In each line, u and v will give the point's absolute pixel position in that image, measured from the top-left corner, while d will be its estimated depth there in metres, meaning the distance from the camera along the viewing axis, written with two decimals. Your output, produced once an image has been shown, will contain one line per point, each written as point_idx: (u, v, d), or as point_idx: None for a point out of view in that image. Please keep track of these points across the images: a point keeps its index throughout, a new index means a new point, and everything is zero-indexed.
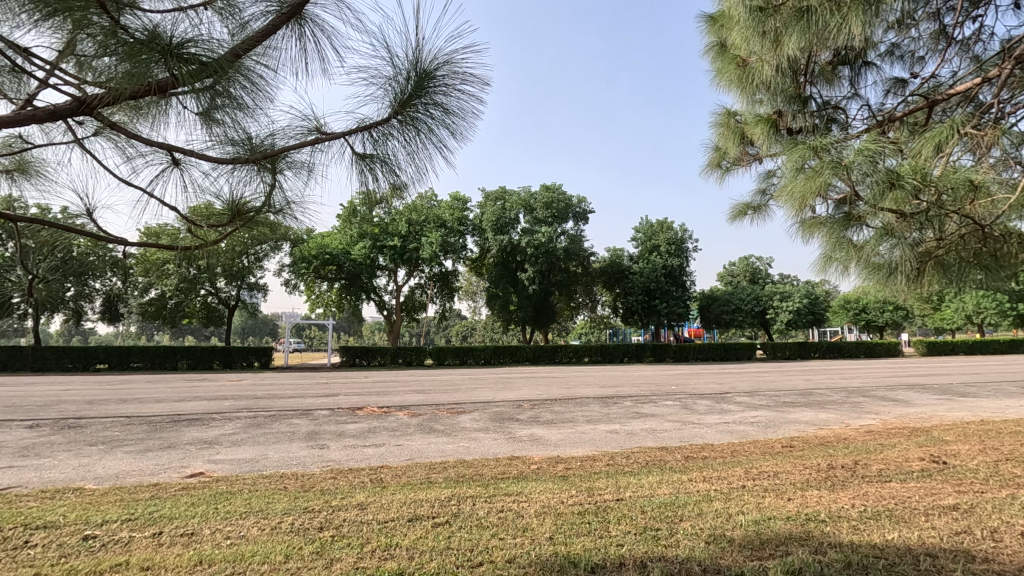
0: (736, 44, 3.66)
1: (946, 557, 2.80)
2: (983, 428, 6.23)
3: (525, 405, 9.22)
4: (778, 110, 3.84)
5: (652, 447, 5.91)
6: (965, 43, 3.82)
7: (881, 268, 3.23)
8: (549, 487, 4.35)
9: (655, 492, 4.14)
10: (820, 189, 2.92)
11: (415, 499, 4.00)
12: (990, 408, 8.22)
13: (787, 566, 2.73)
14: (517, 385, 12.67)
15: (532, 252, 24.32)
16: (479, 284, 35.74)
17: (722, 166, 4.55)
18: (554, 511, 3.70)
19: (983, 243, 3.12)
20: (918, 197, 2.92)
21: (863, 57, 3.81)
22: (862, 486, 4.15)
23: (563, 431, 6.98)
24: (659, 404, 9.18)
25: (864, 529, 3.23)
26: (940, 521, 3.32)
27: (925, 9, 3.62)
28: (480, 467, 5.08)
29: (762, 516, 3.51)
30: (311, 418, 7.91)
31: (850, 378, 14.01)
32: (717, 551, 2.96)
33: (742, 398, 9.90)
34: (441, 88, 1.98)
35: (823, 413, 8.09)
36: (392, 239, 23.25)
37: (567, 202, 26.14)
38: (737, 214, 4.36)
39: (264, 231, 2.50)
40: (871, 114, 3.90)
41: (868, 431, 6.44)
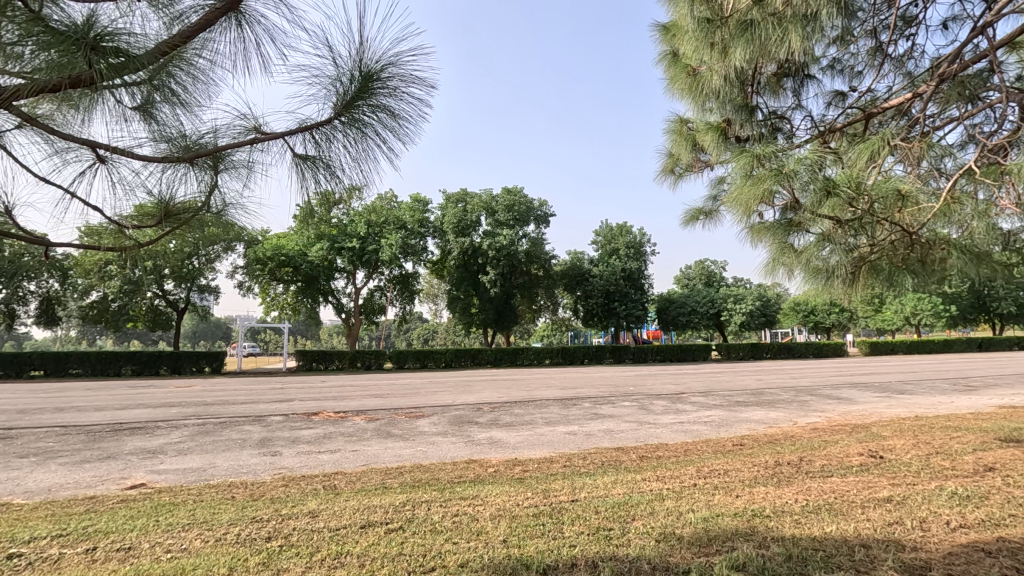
0: (686, 54, 3.77)
1: (879, 547, 2.94)
2: (916, 424, 6.59)
3: (485, 408, 9.21)
4: (727, 119, 3.96)
5: (608, 447, 5.99)
6: (899, 60, 4.04)
7: (821, 272, 3.39)
8: (505, 489, 4.35)
9: (610, 492, 4.20)
10: (763, 196, 3.03)
11: (369, 505, 3.94)
12: (924, 405, 8.70)
13: (732, 561, 2.81)
14: (477, 388, 12.63)
15: (494, 255, 24.30)
16: (440, 287, 35.50)
17: (675, 172, 4.67)
18: (509, 514, 3.70)
19: (912, 248, 3.28)
20: (852, 205, 3.10)
21: (806, 71, 3.98)
22: (806, 481, 4.32)
23: (521, 433, 7.00)
24: (617, 405, 9.32)
25: (805, 522, 3.37)
26: (875, 513, 3.49)
27: (862, 26, 3.81)
28: (437, 471, 5.04)
29: (711, 513, 3.61)
30: (264, 424, 7.68)
31: (798, 377, 14.59)
32: (667, 549, 3.03)
33: (697, 398, 10.16)
34: (386, 90, 1.96)
35: (772, 411, 8.41)
36: (350, 240, 22.81)
37: (528, 205, 26.24)
38: (689, 218, 4.48)
39: (203, 231, 2.42)
40: (813, 124, 4.08)
41: (813, 428, 6.71)
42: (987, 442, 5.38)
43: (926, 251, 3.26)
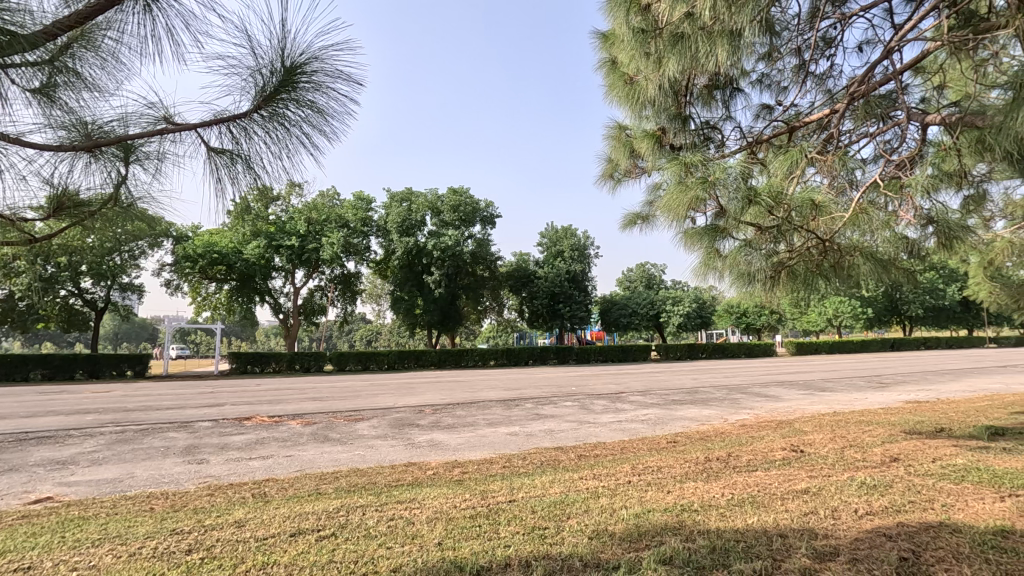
0: (624, 62, 3.88)
1: (794, 536, 3.12)
2: (835, 419, 7.03)
3: (427, 410, 9.10)
4: (662, 127, 4.10)
5: (547, 447, 6.06)
6: (820, 77, 4.31)
7: (746, 277, 3.55)
8: (443, 492, 4.31)
9: (546, 492, 4.24)
10: (691, 203, 3.16)
11: (301, 512, 3.80)
12: (840, 401, 9.28)
13: (660, 555, 2.90)
14: (420, 390, 12.47)
15: (438, 255, 24.06)
16: (383, 287, 34.91)
17: (614, 177, 4.76)
18: (446, 516, 3.68)
19: (825, 255, 3.48)
20: (772, 213, 3.32)
21: (735, 84, 4.18)
22: (732, 476, 4.53)
23: (462, 435, 6.96)
24: (559, 405, 9.43)
25: (730, 515, 3.52)
26: (793, 504, 3.70)
27: (787, 45, 4.04)
28: (373, 475, 4.94)
29: (643, 509, 3.72)
30: (190, 431, 7.26)
31: (731, 376, 15.29)
32: (598, 546, 3.09)
33: (636, 397, 10.44)
34: (311, 84, 1.91)
35: (706, 409, 8.76)
36: (289, 238, 21.98)
37: (474, 206, 26.16)
38: (628, 223, 4.61)
39: (127, 225, 2.30)
40: (742, 135, 4.29)
41: (742, 425, 7.03)
42: (894, 435, 5.81)
43: (839, 258, 3.48)
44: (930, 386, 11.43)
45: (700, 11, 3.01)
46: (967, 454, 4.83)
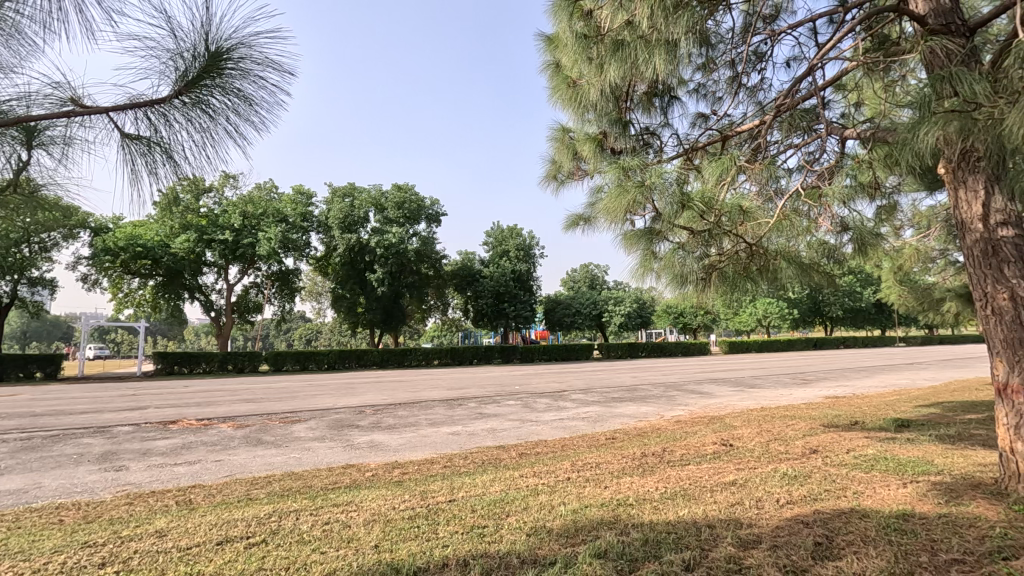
0: (567, 66, 3.94)
1: (721, 526, 3.27)
2: (762, 414, 7.43)
3: (367, 411, 8.89)
4: (604, 131, 4.20)
5: (489, 446, 6.07)
6: (751, 90, 4.54)
7: (680, 279, 3.69)
8: (382, 494, 4.23)
9: (487, 491, 4.25)
10: (628, 206, 3.25)
11: (229, 519, 3.63)
12: (768, 398, 9.79)
13: (595, 549, 2.96)
14: (361, 390, 12.18)
15: (381, 253, 23.57)
16: (324, 285, 33.94)
17: (558, 179, 4.79)
18: (384, 518, 3.61)
19: (752, 259, 3.69)
20: (703, 217, 3.49)
21: (673, 93, 4.33)
22: (666, 470, 4.70)
23: (403, 435, 6.85)
24: (502, 404, 9.47)
25: (662, 508, 3.66)
26: (721, 495, 3.88)
27: (721, 57, 4.23)
28: (309, 478, 4.78)
29: (580, 505, 3.80)
30: (108, 436, 6.78)
31: (668, 374, 15.84)
32: (536, 542, 3.13)
33: (578, 395, 10.62)
34: (240, 70, 1.85)
35: (644, 406, 9.04)
36: (222, 232, 20.93)
37: (419, 203, 25.83)
38: (571, 224, 4.68)
39: (37, 213, 2.12)
40: (679, 142, 4.46)
41: (677, 421, 7.31)
42: (814, 429, 6.19)
43: (765, 261, 3.68)
44: (847, 383, 12.25)
45: (639, 19, 3.10)
46: (877, 445, 5.22)
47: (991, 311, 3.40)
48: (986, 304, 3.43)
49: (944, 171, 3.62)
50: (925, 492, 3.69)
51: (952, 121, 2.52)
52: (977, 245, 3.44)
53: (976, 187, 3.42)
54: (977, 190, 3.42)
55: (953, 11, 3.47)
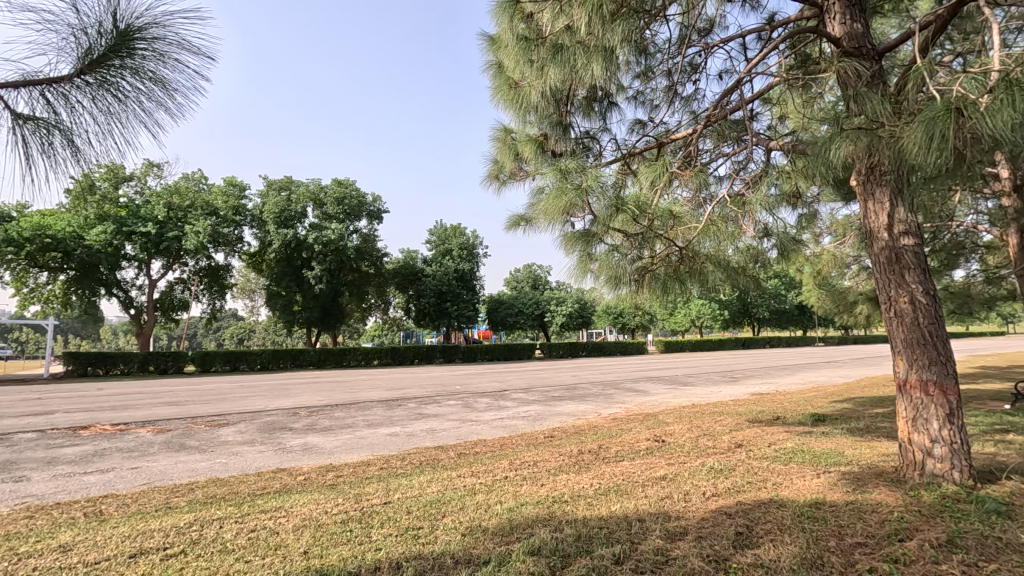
0: (509, 67, 3.97)
1: (651, 519, 3.38)
2: (693, 411, 7.75)
3: (301, 413, 8.58)
4: (544, 133, 4.26)
5: (428, 446, 6.01)
6: (685, 99, 4.73)
7: (616, 280, 3.76)
8: (314, 498, 4.09)
9: (424, 492, 4.21)
10: (565, 208, 3.30)
11: (145, 530, 3.41)
12: (699, 395, 10.23)
13: (529, 547, 2.99)
14: (296, 391, 11.75)
15: (320, 249, 22.81)
16: (257, 282, 32.55)
17: (500, 179, 4.73)
18: (315, 523, 3.50)
19: (682, 262, 3.84)
20: (637, 221, 3.62)
21: (612, 99, 4.44)
22: (601, 466, 4.81)
23: (338, 437, 6.66)
24: (442, 405, 9.38)
25: (596, 504, 3.74)
26: (652, 490, 4.02)
27: (658, 67, 4.40)
28: (236, 484, 4.56)
29: (516, 503, 3.83)
30: (6, 445, 6.19)
31: (607, 373, 16.25)
32: (471, 542, 3.13)
33: (518, 394, 10.70)
34: (153, 51, 1.77)
35: (582, 404, 9.22)
36: (144, 224, 19.63)
37: (360, 199, 25.23)
38: (512, 224, 4.71)
39: None
40: (617, 146, 4.57)
41: (613, 418, 7.51)
42: (740, 424, 6.53)
43: (694, 264, 3.85)
44: (771, 380, 12.98)
45: (577, 25, 3.17)
46: (795, 438, 5.57)
47: (893, 312, 3.70)
48: (888, 306, 3.73)
49: (855, 184, 3.91)
50: (835, 481, 3.97)
51: (859, 137, 2.73)
52: (882, 252, 3.73)
53: (881, 199, 3.72)
54: (883, 202, 3.71)
55: (865, 35, 3.75)
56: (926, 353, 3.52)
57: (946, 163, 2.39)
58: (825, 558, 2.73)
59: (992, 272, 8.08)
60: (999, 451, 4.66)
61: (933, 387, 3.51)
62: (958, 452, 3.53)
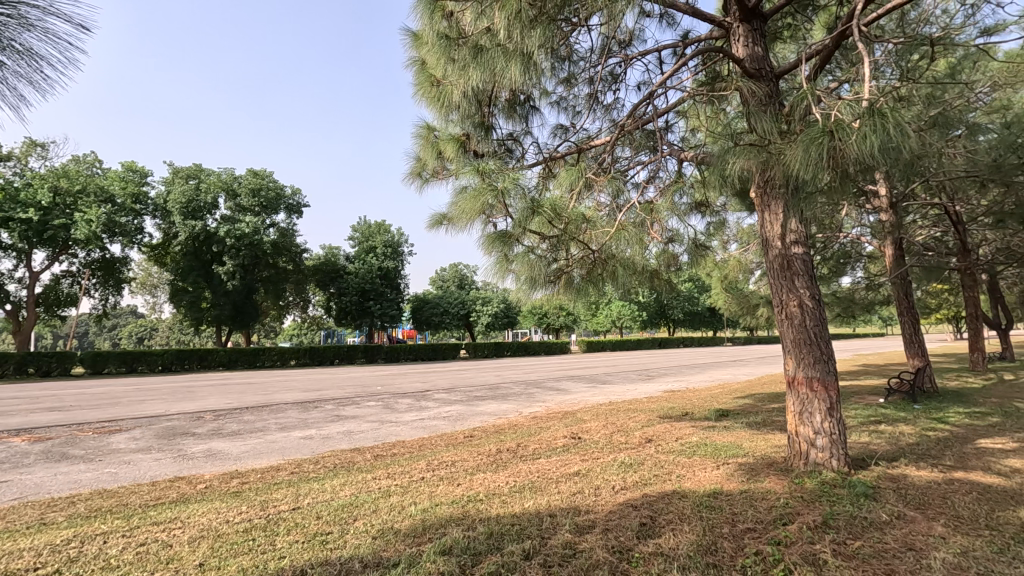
0: (431, 64, 3.93)
1: (562, 514, 3.48)
2: (609, 408, 8.05)
3: (206, 417, 8.06)
4: (467, 133, 4.27)
5: (344, 449, 5.83)
6: (605, 107, 4.89)
7: (532, 281, 3.80)
8: (214, 507, 3.85)
9: (336, 495, 4.08)
10: (481, 208, 3.32)
11: (13, 550, 3.06)
12: (616, 393, 10.63)
13: (441, 546, 2.98)
14: (201, 394, 11.02)
15: (232, 243, 21.45)
16: (160, 277, 30.20)
17: (421, 177, 4.64)
18: (214, 533, 3.30)
19: (595, 265, 3.98)
20: (553, 224, 3.70)
21: (535, 103, 4.51)
22: (518, 464, 4.89)
23: (246, 442, 6.31)
24: (361, 406, 9.13)
25: (510, 501, 3.79)
26: (565, 486, 4.13)
27: (579, 75, 4.53)
28: (127, 495, 4.21)
29: (431, 503, 3.80)
30: None
31: (530, 372, 16.52)
32: (382, 544, 3.07)
33: (440, 394, 10.63)
34: (16, 17, 1.61)
35: (503, 403, 9.30)
36: (24, 210, 17.61)
37: (278, 192, 24.01)
38: (434, 223, 4.67)
39: None
40: (538, 150, 4.66)
41: (533, 416, 7.65)
42: (651, 420, 6.85)
43: (606, 268, 4.00)
44: (681, 378, 13.76)
45: (497, 28, 3.19)
46: (699, 432, 5.93)
47: (784, 314, 4.03)
48: (780, 309, 4.05)
49: (754, 196, 4.21)
50: (732, 472, 4.26)
51: (753, 154, 2.96)
52: (776, 259, 4.06)
53: (776, 211, 4.03)
54: (776, 213, 4.04)
55: (764, 58, 4.05)
56: (811, 352, 3.86)
57: (824, 182, 2.65)
58: (719, 543, 2.93)
59: (872, 280, 8.99)
60: (871, 439, 5.20)
61: (817, 384, 3.85)
62: (837, 442, 3.89)
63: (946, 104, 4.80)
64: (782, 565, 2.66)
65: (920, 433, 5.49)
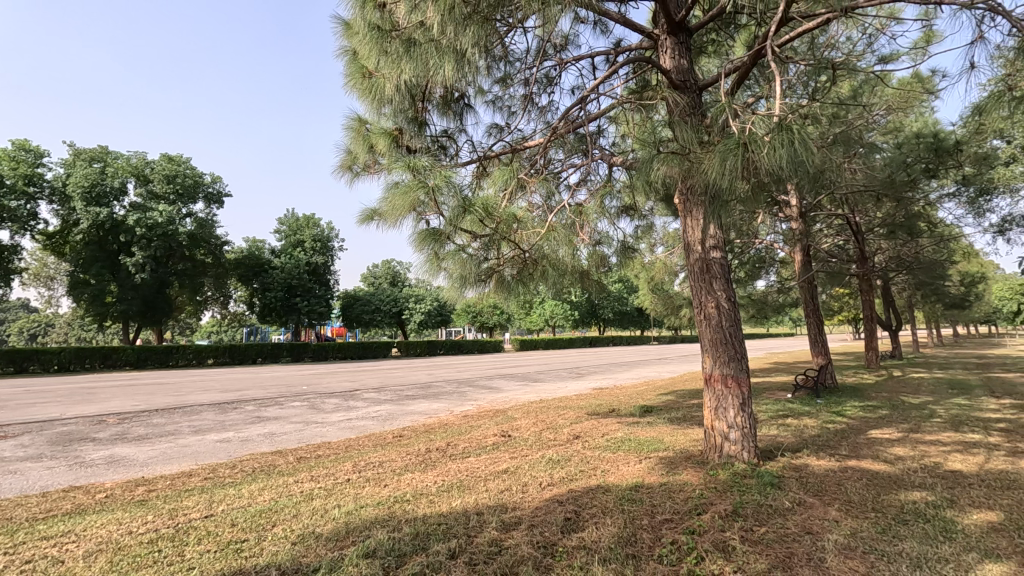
0: (363, 55, 3.82)
1: (489, 512, 3.50)
2: (540, 406, 8.17)
3: (109, 421, 7.44)
4: (399, 127, 4.19)
5: (264, 452, 5.57)
6: (540, 109, 4.96)
7: (463, 279, 3.78)
8: (116, 517, 3.57)
9: (253, 501, 3.89)
10: (411, 204, 3.26)
11: None
12: (546, 391, 10.81)
13: (364, 549, 2.91)
14: (104, 396, 10.16)
15: (143, 233, 19.92)
16: (58, 268, 27.53)
17: (352, 170, 4.52)
18: (114, 546, 3.05)
19: (526, 265, 4.03)
20: (485, 223, 3.70)
21: (469, 101, 4.50)
22: (447, 463, 4.86)
23: (155, 447, 5.89)
24: (284, 406, 8.75)
25: (437, 501, 3.77)
26: (493, 484, 4.15)
27: (514, 76, 4.56)
28: (12, 508, 3.81)
29: (356, 506, 3.71)
30: None
31: (462, 371, 16.47)
32: (301, 550, 2.96)
33: (370, 394, 10.39)
34: None
35: (434, 402, 9.22)
36: None
37: (196, 180, 22.55)
38: (365, 218, 4.56)
39: None
40: (473, 148, 4.65)
41: (464, 415, 7.64)
42: (580, 417, 7.02)
43: (537, 268, 4.06)
44: (609, 376, 14.20)
45: (431, 23, 3.15)
46: (625, 428, 6.14)
47: (702, 315, 4.25)
48: (699, 310, 4.27)
49: (678, 202, 4.40)
50: (653, 465, 4.45)
51: (675, 162, 3.10)
52: (696, 262, 4.27)
53: (697, 217, 4.24)
54: (697, 219, 4.25)
55: (689, 71, 4.24)
56: (727, 350, 4.10)
57: (740, 191, 2.80)
58: (638, 534, 3.05)
59: (783, 283, 9.66)
60: (780, 432, 5.59)
61: (731, 380, 4.09)
62: (748, 435, 4.15)
63: (848, 123, 5.23)
64: (695, 552, 2.80)
65: (821, 425, 5.98)
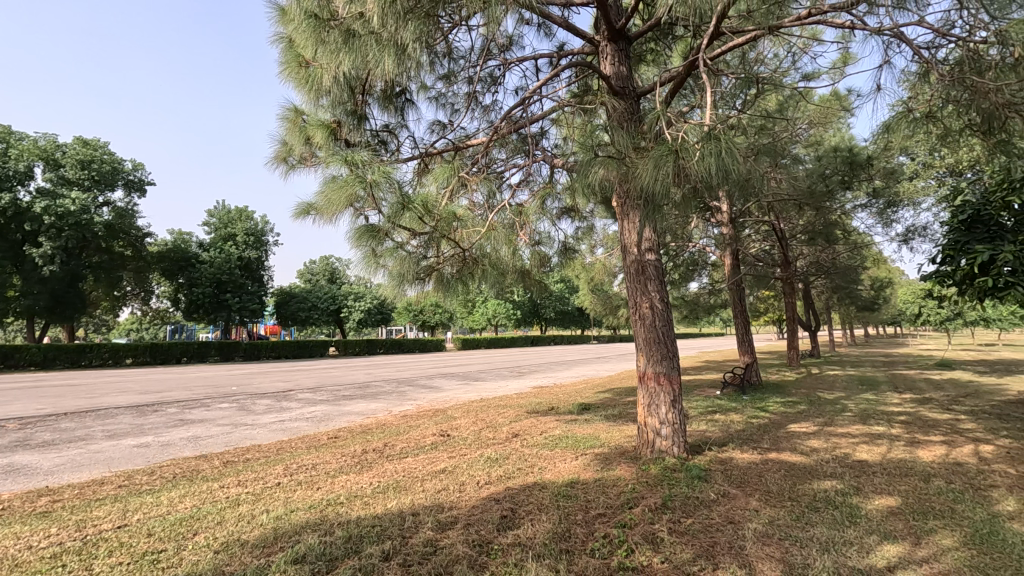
0: (300, 44, 3.69)
1: (424, 512, 3.47)
2: (480, 405, 8.17)
3: (9, 426, 6.80)
4: (338, 120, 4.07)
5: (187, 456, 5.27)
6: (483, 108, 4.96)
7: (402, 277, 3.72)
8: (13, 531, 3.27)
9: (173, 509, 3.67)
10: (348, 199, 3.17)
11: None
12: (487, 390, 10.83)
13: (292, 555, 2.81)
14: (4, 399, 9.28)
15: (52, 221, 18.33)
16: None
17: (288, 163, 4.36)
18: (9, 563, 2.79)
19: (465, 263, 4.03)
20: (424, 221, 3.66)
21: (412, 96, 4.44)
22: (383, 464, 4.78)
23: (61, 454, 5.43)
24: (210, 408, 8.30)
25: (372, 502, 3.69)
26: (429, 484, 4.11)
27: (458, 73, 4.54)
28: None
29: (286, 510, 3.57)
30: None
31: (402, 370, 16.21)
32: (225, 558, 2.82)
33: (304, 394, 10.04)
34: None
35: (371, 402, 9.03)
36: None
37: (115, 166, 21.01)
38: (300, 212, 4.40)
39: None
40: (415, 144, 4.59)
41: (403, 415, 7.52)
42: (519, 416, 7.07)
43: (476, 267, 4.06)
44: (549, 375, 14.40)
45: (371, 14, 3.07)
46: (562, 426, 6.25)
47: (637, 315, 4.38)
48: (634, 310, 4.41)
49: (616, 205, 4.52)
50: (588, 462, 4.55)
51: (613, 165, 3.18)
52: (632, 264, 4.40)
53: (633, 220, 4.38)
54: (633, 221, 4.38)
55: (628, 78, 4.36)
56: (660, 349, 4.25)
57: (673, 198, 2.91)
58: (572, 530, 3.11)
59: (714, 285, 10.12)
60: (708, 428, 5.85)
61: (663, 377, 4.24)
62: (678, 431, 4.33)
63: (774, 135, 5.55)
64: (626, 545, 2.89)
65: (746, 420, 6.31)
